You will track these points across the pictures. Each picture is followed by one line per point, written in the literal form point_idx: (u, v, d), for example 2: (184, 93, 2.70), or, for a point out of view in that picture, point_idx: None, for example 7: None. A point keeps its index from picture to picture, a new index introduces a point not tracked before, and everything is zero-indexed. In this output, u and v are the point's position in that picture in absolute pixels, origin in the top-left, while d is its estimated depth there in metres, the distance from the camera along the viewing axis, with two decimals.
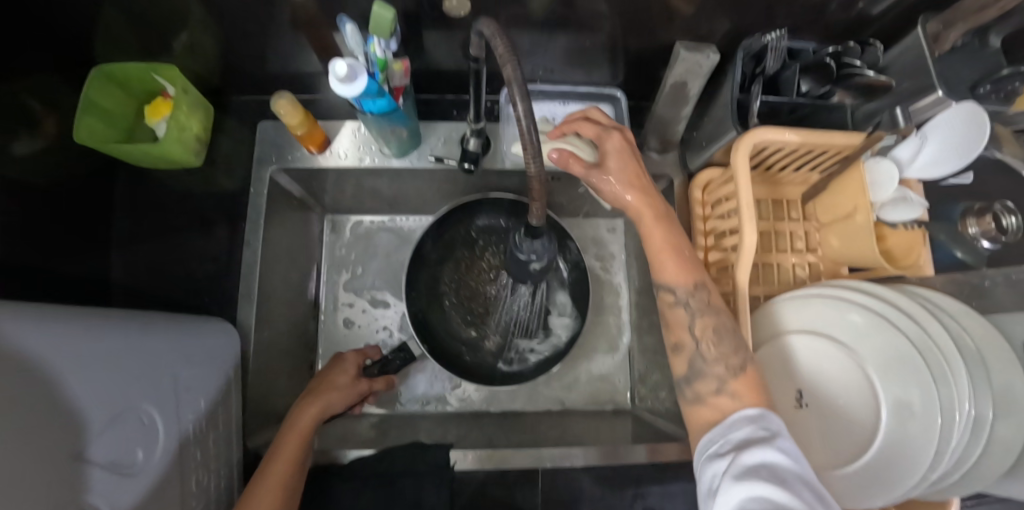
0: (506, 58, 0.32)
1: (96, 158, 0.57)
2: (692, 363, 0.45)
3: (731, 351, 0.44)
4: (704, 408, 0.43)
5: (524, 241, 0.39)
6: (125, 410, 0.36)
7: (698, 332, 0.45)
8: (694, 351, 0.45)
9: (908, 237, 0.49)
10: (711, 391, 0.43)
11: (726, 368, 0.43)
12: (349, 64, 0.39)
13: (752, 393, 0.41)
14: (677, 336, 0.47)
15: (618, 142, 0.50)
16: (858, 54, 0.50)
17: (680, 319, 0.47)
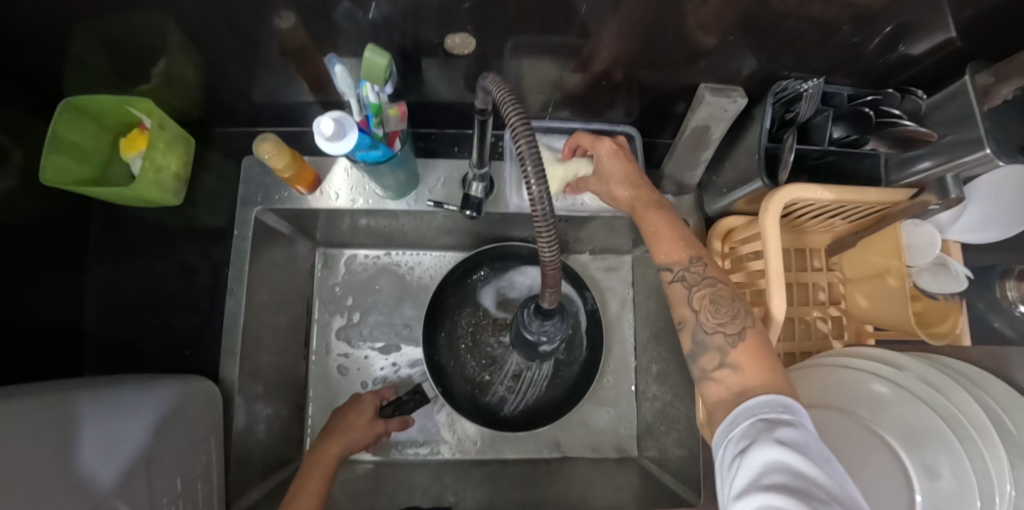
0: (519, 127, 0.28)
1: (67, 196, 0.52)
2: (695, 338, 0.41)
3: (731, 319, 0.40)
4: (712, 385, 0.39)
5: (534, 320, 0.36)
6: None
7: (697, 302, 0.42)
8: (695, 322, 0.41)
9: (945, 308, 0.45)
10: (715, 365, 0.39)
11: (726, 336, 0.39)
12: (336, 120, 0.35)
13: (757, 367, 0.37)
14: (679, 312, 0.43)
15: (610, 146, 0.50)
16: (897, 102, 0.47)
17: (679, 295, 0.43)
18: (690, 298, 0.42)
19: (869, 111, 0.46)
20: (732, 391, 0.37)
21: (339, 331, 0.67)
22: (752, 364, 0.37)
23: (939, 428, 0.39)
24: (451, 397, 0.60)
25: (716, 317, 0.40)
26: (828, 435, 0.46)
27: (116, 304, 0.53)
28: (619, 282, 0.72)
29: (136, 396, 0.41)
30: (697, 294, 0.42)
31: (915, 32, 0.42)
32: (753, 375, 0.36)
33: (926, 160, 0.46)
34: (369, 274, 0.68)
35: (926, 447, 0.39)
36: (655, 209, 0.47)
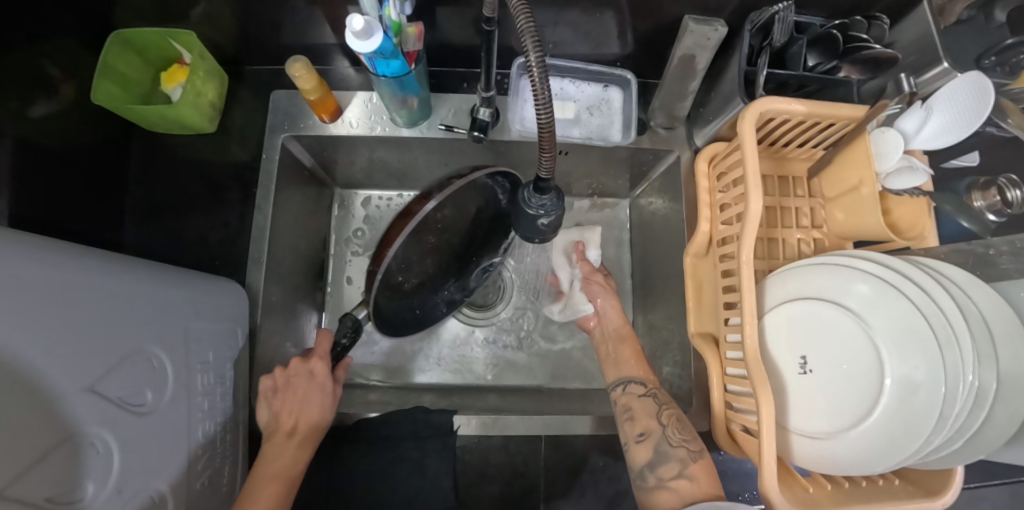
0: (518, 5, 0.33)
1: (112, 124, 0.58)
2: (658, 448, 0.47)
3: (691, 436, 0.48)
4: (665, 492, 0.44)
5: (533, 196, 0.40)
6: (133, 353, 0.35)
7: (664, 418, 0.49)
8: (661, 434, 0.48)
9: (914, 208, 0.48)
10: (672, 475, 0.45)
11: (688, 450, 0.46)
12: (366, 20, 0.40)
13: (709, 481, 0.44)
14: (644, 424, 0.49)
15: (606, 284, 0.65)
16: (864, 29, 0.51)
17: (648, 409, 0.50)
18: (659, 412, 0.50)
19: (836, 34, 0.50)
20: (684, 499, 0.43)
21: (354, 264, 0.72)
22: (707, 478, 0.44)
23: (924, 327, 0.42)
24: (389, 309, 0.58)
25: (680, 434, 0.48)
26: (814, 327, 0.47)
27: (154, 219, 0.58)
28: (616, 223, 0.77)
29: (181, 274, 0.45)
30: (664, 410, 0.50)
31: None
32: (706, 486, 0.43)
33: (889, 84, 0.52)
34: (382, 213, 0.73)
35: (907, 335, 0.42)
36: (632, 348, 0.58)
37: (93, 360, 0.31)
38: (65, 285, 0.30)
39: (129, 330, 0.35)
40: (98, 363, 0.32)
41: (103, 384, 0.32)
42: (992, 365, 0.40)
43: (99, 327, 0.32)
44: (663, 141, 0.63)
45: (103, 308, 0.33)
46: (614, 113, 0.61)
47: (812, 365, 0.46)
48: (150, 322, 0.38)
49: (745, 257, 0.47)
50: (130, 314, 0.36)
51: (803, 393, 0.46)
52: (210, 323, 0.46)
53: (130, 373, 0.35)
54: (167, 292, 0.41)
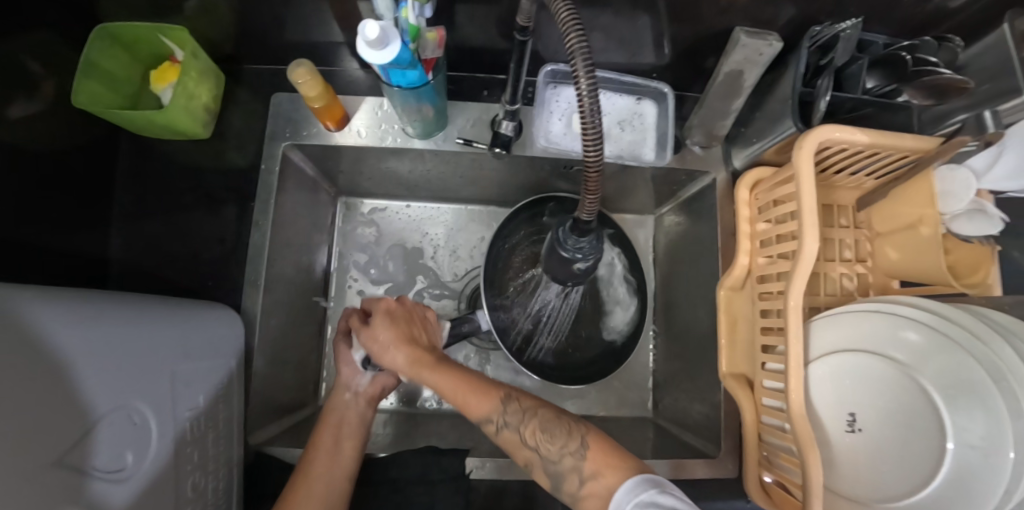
0: (569, 25, 0.29)
1: (94, 127, 0.52)
2: (550, 471, 0.38)
3: (565, 437, 0.38)
4: (591, 498, 0.35)
5: (569, 237, 0.35)
6: (109, 413, 0.33)
7: (530, 438, 0.39)
8: (539, 459, 0.39)
9: (977, 254, 0.45)
10: (577, 486, 0.36)
11: (572, 455, 0.37)
12: (382, 27, 0.34)
13: (602, 456, 0.36)
14: (523, 455, 0.40)
15: (388, 305, 0.49)
16: (933, 50, 0.46)
17: (513, 441, 0.40)
18: (522, 438, 0.39)
19: (904, 57, 0.46)
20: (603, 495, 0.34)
21: (356, 280, 0.67)
22: (609, 466, 0.35)
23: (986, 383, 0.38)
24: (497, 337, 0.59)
25: (554, 444, 0.38)
26: (860, 383, 0.44)
27: (142, 234, 0.53)
28: (637, 243, 0.73)
29: (162, 312, 0.42)
30: (526, 431, 0.39)
31: None
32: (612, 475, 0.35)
33: (961, 113, 0.47)
34: (390, 224, 0.68)
35: (965, 395, 0.39)
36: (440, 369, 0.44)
37: (61, 439, 0.29)
38: (21, 345, 0.28)
39: (102, 388, 0.33)
40: (70, 430, 0.30)
41: (90, 461, 0.30)
42: None
43: (60, 403, 0.29)
44: (697, 161, 0.58)
45: (57, 388, 0.29)
46: (648, 129, 0.55)
47: (861, 424, 0.44)
48: (131, 376, 0.36)
49: (793, 303, 0.43)
50: (89, 382, 0.32)
51: (851, 452, 0.44)
52: (199, 364, 0.43)
53: (109, 436, 0.33)
54: (136, 336, 0.38)
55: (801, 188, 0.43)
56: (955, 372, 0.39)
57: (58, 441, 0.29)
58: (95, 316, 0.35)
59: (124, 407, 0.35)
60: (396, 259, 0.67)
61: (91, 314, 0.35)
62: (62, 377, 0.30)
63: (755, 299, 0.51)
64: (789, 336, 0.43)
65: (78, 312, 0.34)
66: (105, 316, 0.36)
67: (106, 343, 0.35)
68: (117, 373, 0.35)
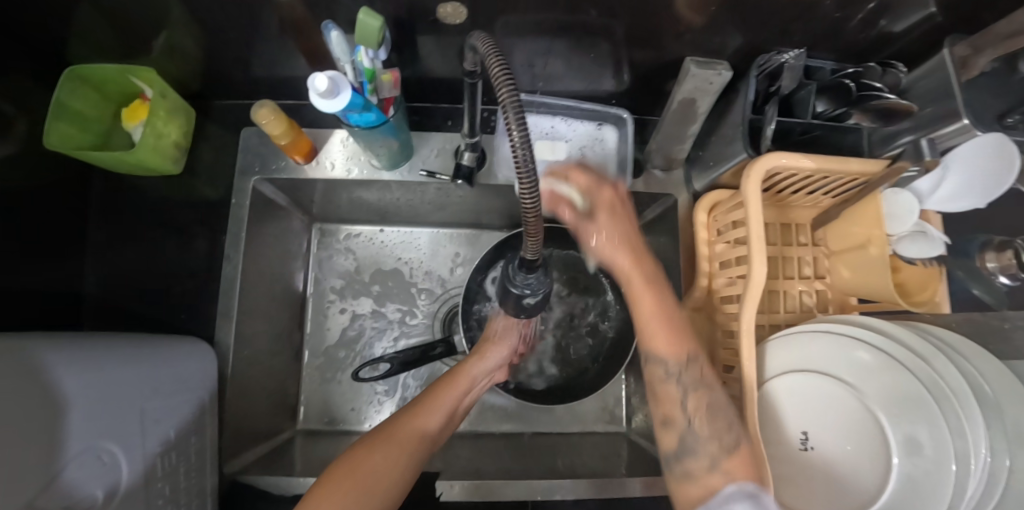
0: (501, 79, 0.30)
1: (68, 165, 0.54)
2: (684, 440, 0.42)
3: (724, 428, 0.41)
4: (692, 485, 0.42)
5: (519, 274, 0.37)
6: (77, 453, 0.35)
7: (690, 406, 0.42)
8: (685, 428, 0.42)
9: (924, 274, 0.47)
10: (706, 469, 0.41)
11: (719, 444, 0.40)
12: (330, 78, 0.36)
13: (746, 471, 0.39)
14: (666, 410, 0.44)
15: (609, 196, 0.42)
16: (878, 75, 0.49)
17: (671, 395, 0.43)
18: (684, 400, 0.43)
19: (848, 84, 0.47)
20: (710, 490, 0.40)
21: (333, 304, 0.68)
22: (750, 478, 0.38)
23: (926, 398, 0.40)
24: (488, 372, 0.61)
25: (711, 428, 0.41)
26: (814, 402, 0.46)
27: (117, 268, 0.54)
28: None
29: (128, 351, 0.44)
30: (691, 397, 0.43)
31: (896, 7, 0.44)
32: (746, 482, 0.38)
33: (908, 133, 0.48)
34: (365, 249, 0.70)
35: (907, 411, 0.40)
36: (648, 288, 0.44)
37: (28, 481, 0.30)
38: None
39: (66, 429, 0.35)
40: (38, 472, 0.31)
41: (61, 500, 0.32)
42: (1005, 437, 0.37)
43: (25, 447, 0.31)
44: (658, 184, 0.60)
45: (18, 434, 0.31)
46: (609, 154, 0.57)
47: (815, 442, 0.45)
48: (99, 417, 0.37)
49: (745, 325, 0.44)
50: (50, 426, 0.34)
51: (806, 471, 0.45)
52: (168, 401, 0.44)
53: (81, 473, 0.34)
54: (103, 379, 0.39)
55: (749, 213, 0.44)
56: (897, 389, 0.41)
57: (27, 483, 0.30)
58: (53, 368, 0.37)
59: (92, 446, 0.36)
60: (370, 284, 0.68)
61: (50, 365, 0.37)
62: (24, 422, 0.32)
63: (715, 320, 0.53)
64: (742, 358, 0.44)
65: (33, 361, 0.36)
66: (67, 362, 0.38)
67: (63, 389, 0.36)
68: (83, 414, 0.36)
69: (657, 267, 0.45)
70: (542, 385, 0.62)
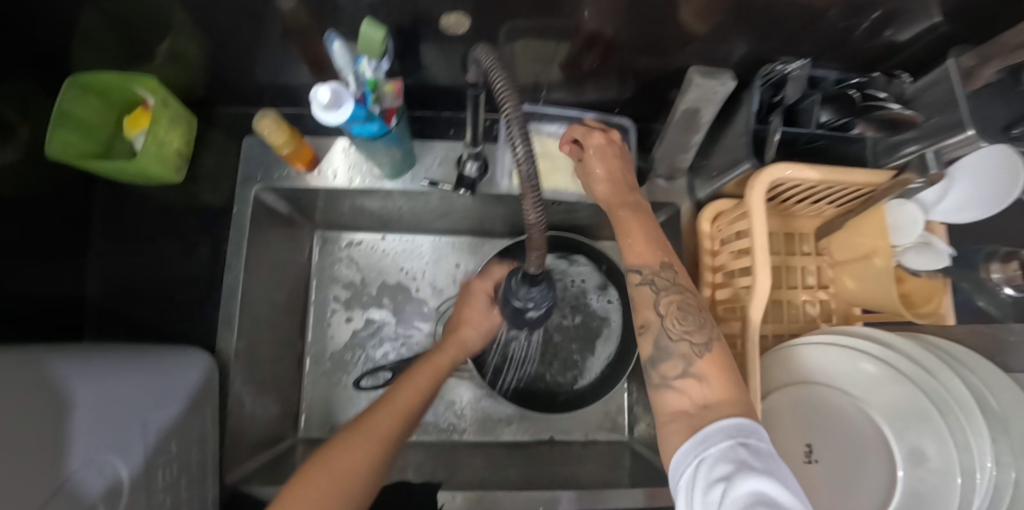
0: (506, 94, 0.29)
1: (70, 172, 0.53)
2: (658, 343, 0.41)
3: (695, 327, 0.40)
4: (669, 393, 0.38)
5: (522, 286, 0.37)
6: (85, 466, 0.34)
7: (663, 307, 0.42)
8: (660, 327, 0.41)
9: (929, 286, 0.47)
10: (676, 374, 0.39)
11: (691, 344, 0.39)
12: (333, 90, 0.36)
13: (722, 380, 0.37)
14: (643, 316, 0.43)
15: (600, 139, 0.48)
16: (886, 85, 0.48)
17: (645, 298, 0.43)
18: (658, 302, 0.42)
19: (853, 94, 0.47)
20: (694, 402, 0.37)
21: (335, 312, 0.68)
22: (717, 378, 0.37)
23: (932, 412, 0.39)
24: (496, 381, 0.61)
25: (682, 324, 0.40)
26: (819, 414, 0.45)
27: (117, 275, 0.54)
28: None
29: (126, 367, 0.43)
30: (664, 299, 0.42)
31: (903, 15, 0.44)
32: (717, 387, 0.37)
33: (913, 144, 0.47)
34: (367, 256, 0.70)
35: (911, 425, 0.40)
36: (631, 215, 0.46)
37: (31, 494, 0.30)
38: None
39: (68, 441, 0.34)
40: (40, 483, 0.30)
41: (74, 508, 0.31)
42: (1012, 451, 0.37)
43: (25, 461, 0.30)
44: (662, 194, 0.60)
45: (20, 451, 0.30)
46: None
47: (819, 454, 0.45)
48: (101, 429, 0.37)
49: (749, 337, 0.44)
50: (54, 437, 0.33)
51: (810, 483, 0.45)
52: (174, 410, 0.44)
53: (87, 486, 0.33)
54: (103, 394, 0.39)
55: (753, 225, 0.44)
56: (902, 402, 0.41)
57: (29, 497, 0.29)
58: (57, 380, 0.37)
59: (98, 460, 0.35)
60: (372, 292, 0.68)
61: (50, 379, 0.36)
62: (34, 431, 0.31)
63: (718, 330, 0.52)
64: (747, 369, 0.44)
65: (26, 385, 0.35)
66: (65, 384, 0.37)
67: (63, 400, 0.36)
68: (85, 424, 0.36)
69: (642, 204, 0.47)
70: (551, 393, 0.62)
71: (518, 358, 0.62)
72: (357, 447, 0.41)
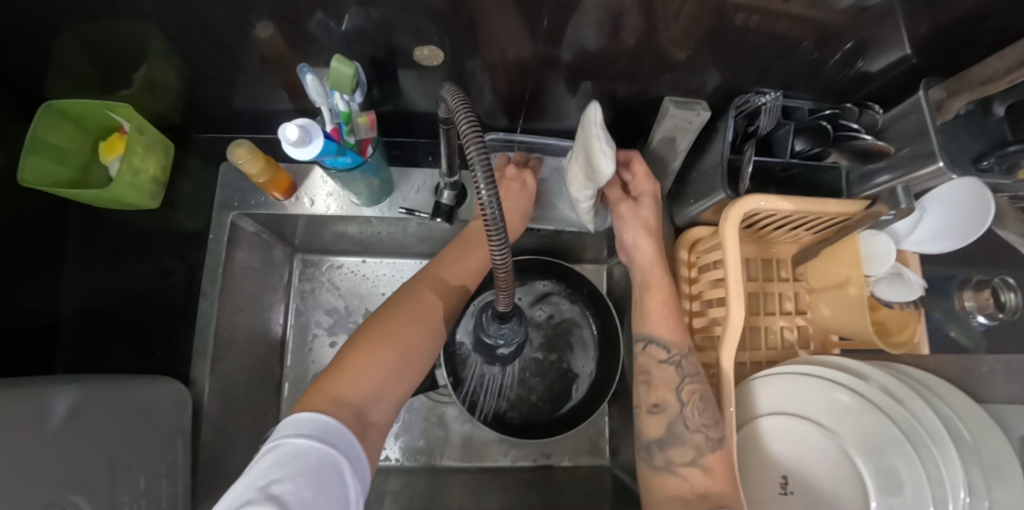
0: (468, 134, 0.27)
1: (43, 197, 0.53)
2: (672, 427, 0.44)
3: (712, 421, 0.42)
4: (672, 477, 0.42)
5: (493, 323, 0.37)
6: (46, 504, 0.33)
7: (684, 394, 0.45)
8: (678, 413, 0.44)
9: (903, 316, 0.48)
10: (684, 460, 0.42)
11: (706, 437, 0.42)
12: (301, 128, 0.37)
13: (724, 472, 0.41)
14: (660, 396, 0.46)
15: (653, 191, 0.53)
16: (853, 117, 0.50)
17: (668, 379, 0.46)
18: (679, 386, 0.45)
19: (826, 124, 0.47)
20: (695, 491, 0.40)
21: (316, 336, 0.67)
22: (721, 472, 0.41)
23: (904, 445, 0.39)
24: (476, 407, 0.60)
25: (701, 416, 0.43)
26: (793, 444, 0.45)
27: (90, 303, 0.53)
28: None
29: (107, 389, 0.42)
30: (687, 385, 0.45)
31: (873, 48, 0.44)
32: (719, 481, 0.40)
33: (885, 173, 0.47)
34: (348, 279, 0.69)
35: (885, 458, 0.40)
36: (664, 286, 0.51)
37: None
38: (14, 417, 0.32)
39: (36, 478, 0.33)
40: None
41: None
42: (982, 484, 0.37)
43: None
44: None
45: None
46: None
47: (793, 485, 0.45)
48: (66, 464, 0.36)
49: (725, 369, 0.44)
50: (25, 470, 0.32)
51: None
52: (138, 444, 0.43)
53: None
54: (80, 421, 0.38)
55: (727, 257, 0.44)
56: (875, 435, 0.41)
57: None
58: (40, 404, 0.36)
59: (57, 500, 0.34)
60: (354, 316, 0.68)
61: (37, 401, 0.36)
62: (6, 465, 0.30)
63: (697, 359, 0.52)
64: (722, 401, 0.44)
65: (23, 396, 0.34)
66: (52, 399, 0.37)
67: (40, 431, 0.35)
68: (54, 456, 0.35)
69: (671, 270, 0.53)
70: (530, 418, 0.61)
71: (498, 382, 0.62)
72: (370, 357, 0.39)
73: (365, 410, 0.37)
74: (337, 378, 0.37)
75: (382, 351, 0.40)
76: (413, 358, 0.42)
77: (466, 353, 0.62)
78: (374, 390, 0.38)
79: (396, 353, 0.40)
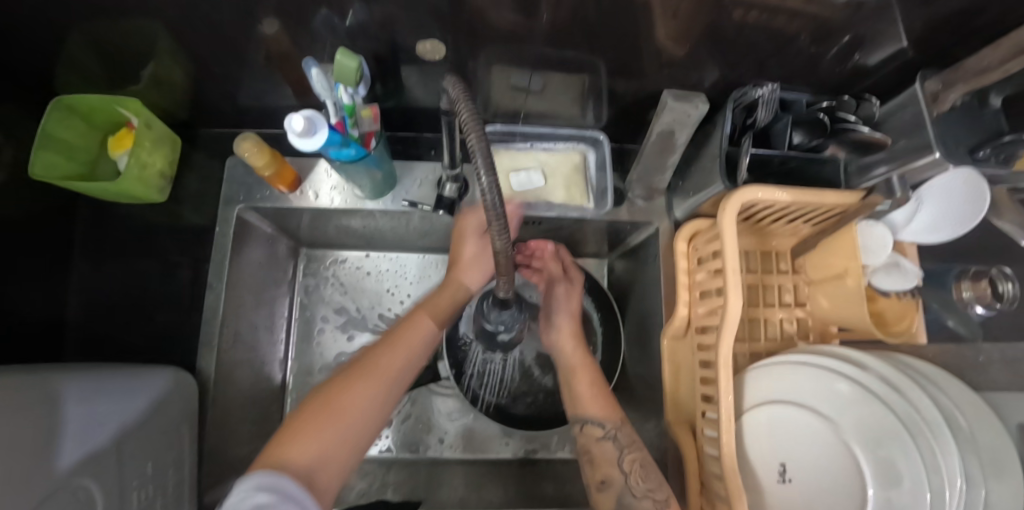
0: (469, 123, 0.28)
1: (55, 192, 0.54)
2: (621, 500, 0.45)
3: (657, 485, 0.45)
4: None
5: (493, 310, 0.38)
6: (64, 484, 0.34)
7: (627, 464, 0.47)
8: (623, 484, 0.46)
9: (903, 306, 0.48)
10: None
11: (653, 502, 0.44)
12: (306, 117, 0.38)
13: None
14: (605, 472, 0.47)
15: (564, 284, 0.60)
16: (853, 108, 0.49)
17: (608, 455, 0.48)
18: (621, 459, 0.47)
19: (822, 117, 0.47)
20: None
21: (319, 330, 0.68)
22: None
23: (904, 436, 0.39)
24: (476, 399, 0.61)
25: (645, 483, 0.45)
26: (793, 434, 0.46)
27: (99, 296, 0.54)
28: None
29: (117, 379, 0.43)
30: (627, 456, 0.47)
31: (870, 43, 0.45)
32: None
33: (882, 166, 0.48)
34: (351, 274, 0.70)
35: (885, 448, 0.40)
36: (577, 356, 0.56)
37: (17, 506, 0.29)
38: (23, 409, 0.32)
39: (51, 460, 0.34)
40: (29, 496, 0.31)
41: None
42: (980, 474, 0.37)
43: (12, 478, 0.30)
44: (641, 212, 0.61)
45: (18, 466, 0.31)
46: (589, 183, 0.60)
47: (792, 474, 0.45)
48: (81, 448, 0.37)
49: (723, 358, 0.44)
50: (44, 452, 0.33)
51: (784, 503, 0.45)
52: (146, 432, 0.44)
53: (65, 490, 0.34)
54: None
55: (726, 246, 0.45)
56: (876, 425, 0.41)
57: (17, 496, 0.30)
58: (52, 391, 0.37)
59: (73, 482, 0.35)
60: (357, 309, 0.69)
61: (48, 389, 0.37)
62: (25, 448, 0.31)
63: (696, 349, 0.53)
64: (719, 388, 0.44)
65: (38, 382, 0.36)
66: None
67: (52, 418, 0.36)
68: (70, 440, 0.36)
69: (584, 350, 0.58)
70: (530, 411, 0.62)
71: (497, 375, 0.62)
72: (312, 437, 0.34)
73: (313, 474, 0.32)
74: (278, 448, 0.33)
75: (333, 416, 0.36)
76: (363, 423, 0.38)
77: (467, 346, 0.62)
78: (325, 452, 0.34)
79: (348, 420, 0.37)
